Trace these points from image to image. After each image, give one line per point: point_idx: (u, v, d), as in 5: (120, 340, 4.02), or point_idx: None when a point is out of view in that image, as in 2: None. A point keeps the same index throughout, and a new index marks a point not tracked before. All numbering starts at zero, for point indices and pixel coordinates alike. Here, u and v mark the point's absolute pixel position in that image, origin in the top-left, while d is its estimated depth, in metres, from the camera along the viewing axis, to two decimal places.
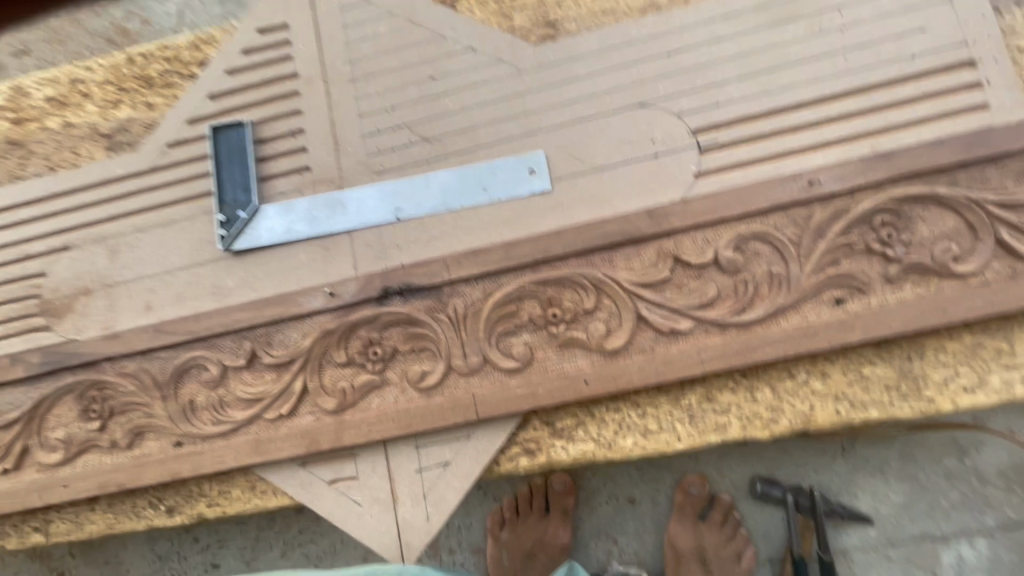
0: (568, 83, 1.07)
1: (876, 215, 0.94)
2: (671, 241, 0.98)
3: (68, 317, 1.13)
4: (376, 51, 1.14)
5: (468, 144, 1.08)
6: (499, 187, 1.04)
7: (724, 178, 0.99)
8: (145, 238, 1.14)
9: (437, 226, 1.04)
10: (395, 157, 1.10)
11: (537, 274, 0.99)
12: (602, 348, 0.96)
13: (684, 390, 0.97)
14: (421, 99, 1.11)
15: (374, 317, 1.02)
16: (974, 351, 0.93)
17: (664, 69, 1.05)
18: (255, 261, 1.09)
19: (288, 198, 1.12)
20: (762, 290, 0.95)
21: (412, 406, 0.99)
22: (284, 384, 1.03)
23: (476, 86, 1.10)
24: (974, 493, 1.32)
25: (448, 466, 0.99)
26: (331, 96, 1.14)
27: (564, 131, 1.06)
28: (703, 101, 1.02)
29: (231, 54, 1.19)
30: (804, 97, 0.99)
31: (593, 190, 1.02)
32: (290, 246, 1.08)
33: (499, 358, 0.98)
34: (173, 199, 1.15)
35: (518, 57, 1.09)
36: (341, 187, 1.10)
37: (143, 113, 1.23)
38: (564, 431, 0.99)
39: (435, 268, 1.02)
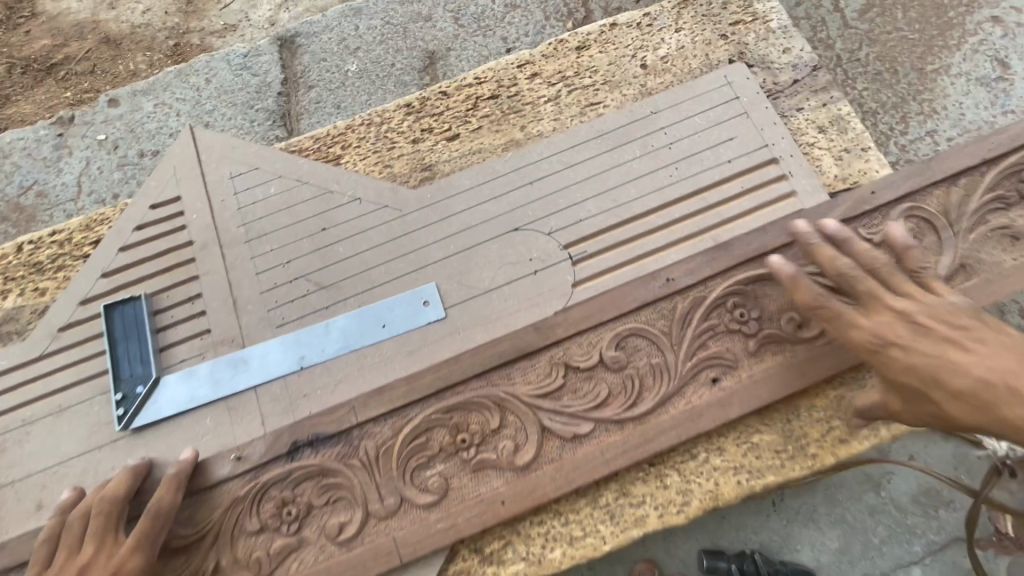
0: (447, 218, 1.19)
1: (728, 298, 1.07)
2: (560, 350, 1.05)
3: None
4: (268, 212, 1.24)
5: (363, 286, 1.15)
6: (397, 322, 1.11)
7: (596, 284, 1.10)
8: (33, 432, 1.10)
9: (343, 370, 1.08)
10: (294, 308, 1.15)
11: (442, 402, 1.04)
12: (513, 464, 0.99)
13: (600, 489, 1.01)
14: (314, 251, 1.19)
15: (285, 474, 1.01)
16: (839, 404, 1.04)
17: (529, 197, 1.19)
18: (156, 437, 1.07)
19: (191, 363, 1.13)
20: (648, 382, 1.03)
21: (334, 563, 0.96)
22: (194, 567, 0.97)
23: (364, 232, 1.20)
24: (900, 525, 1.39)
25: None
26: (228, 259, 1.20)
27: (451, 261, 1.15)
28: (567, 220, 1.16)
29: (124, 231, 1.25)
30: (650, 205, 1.15)
31: (483, 312, 1.10)
32: (194, 413, 1.08)
33: (415, 494, 0.99)
34: (65, 385, 1.13)
35: (400, 201, 1.21)
36: (243, 345, 1.12)
37: (33, 299, 1.33)
38: (494, 556, 0.99)
39: (341, 413, 1.04)
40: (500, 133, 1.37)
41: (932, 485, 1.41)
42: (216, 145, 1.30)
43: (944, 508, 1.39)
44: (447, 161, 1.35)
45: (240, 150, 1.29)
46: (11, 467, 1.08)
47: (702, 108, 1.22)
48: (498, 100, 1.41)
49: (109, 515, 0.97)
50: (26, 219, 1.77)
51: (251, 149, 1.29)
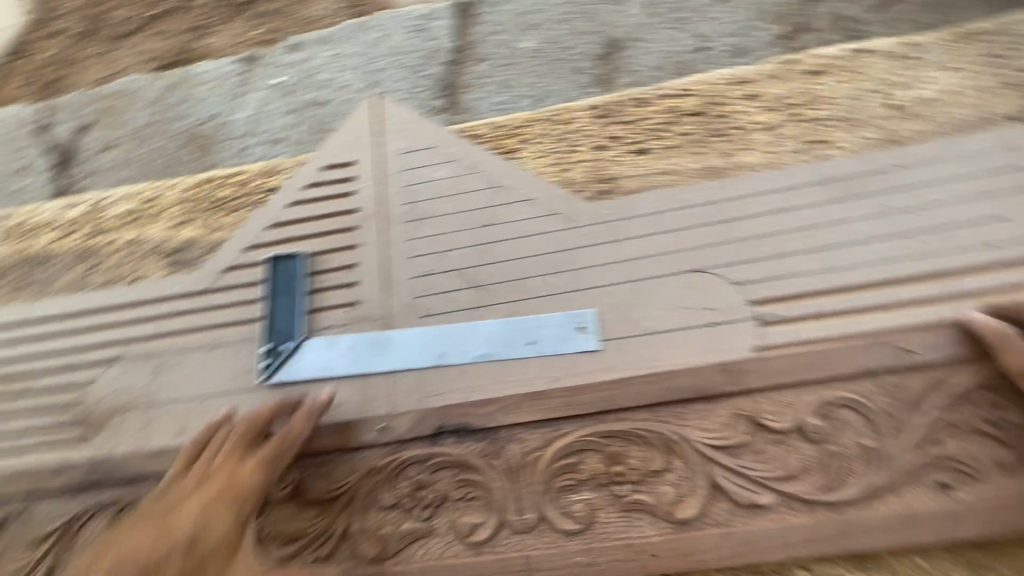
0: (619, 242, 1.05)
1: (976, 391, 0.86)
2: (749, 401, 0.91)
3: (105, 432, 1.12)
4: (435, 195, 1.17)
5: (517, 294, 1.05)
6: (546, 342, 1.00)
7: (794, 333, 0.93)
8: (190, 359, 1.15)
9: (480, 379, 1.00)
10: (441, 301, 1.08)
11: (602, 425, 0.94)
12: (672, 517, 0.87)
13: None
14: (473, 245, 1.11)
15: (425, 457, 0.97)
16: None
17: (728, 234, 1.02)
18: (289, 396, 1.08)
19: (332, 333, 1.11)
20: (855, 466, 0.85)
21: (459, 564, 0.91)
22: (326, 524, 0.97)
23: (529, 237, 1.09)
24: None
25: None
26: (386, 235, 1.16)
27: (616, 290, 1.02)
28: (767, 271, 0.98)
29: (296, 185, 1.25)
30: (876, 278, 0.94)
31: (642, 356, 0.96)
32: (330, 383, 1.06)
33: (556, 516, 0.91)
34: (230, 323, 1.17)
35: (574, 212, 1.09)
36: (386, 328, 1.08)
37: (207, 235, 1.27)
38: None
39: (492, 409, 0.97)
40: (699, 156, 1.11)
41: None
42: (398, 117, 1.27)
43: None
44: (633, 178, 1.11)
45: (420, 127, 1.25)
46: (169, 386, 1.14)
47: (959, 172, 0.99)
48: (706, 119, 1.15)
49: (280, 453, 0.98)
50: None
51: (429, 127, 1.24)
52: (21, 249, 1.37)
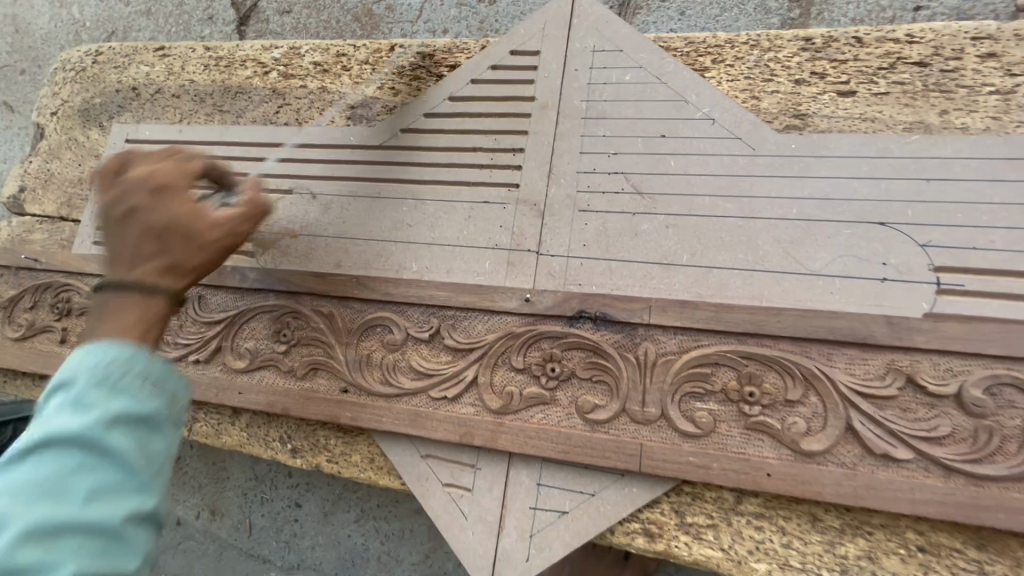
0: (804, 179, 0.99)
1: None
2: (908, 359, 0.88)
3: (272, 252, 1.24)
4: (615, 97, 1.11)
5: (681, 209, 1.03)
6: (704, 256, 1.00)
7: (984, 305, 0.88)
8: (354, 204, 1.21)
9: (625, 279, 1.03)
10: (604, 201, 1.07)
11: (743, 346, 0.95)
12: (796, 446, 0.88)
13: (842, 537, 0.87)
14: (644, 153, 1.07)
15: (560, 334, 1.03)
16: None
17: (922, 194, 0.94)
18: (440, 256, 1.13)
19: (490, 209, 1.12)
20: (1008, 446, 0.82)
21: (575, 434, 0.97)
22: (457, 370, 1.06)
23: (707, 157, 1.04)
24: None
25: (564, 516, 0.97)
26: (560, 129, 1.13)
27: (788, 226, 0.98)
28: (960, 240, 0.91)
29: (481, 64, 1.20)
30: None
31: (797, 294, 0.95)
32: (479, 250, 1.11)
33: (678, 417, 0.94)
34: (391, 178, 1.20)
35: (759, 139, 1.02)
36: (542, 216, 1.09)
37: (387, 97, 1.36)
38: (692, 527, 0.93)
39: (637, 307, 1.00)
40: (910, 109, 1.04)
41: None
42: (593, 11, 1.17)
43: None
44: (827, 117, 1.06)
45: (613, 25, 1.15)
46: (330, 224, 1.21)
47: None
48: (927, 69, 1.06)
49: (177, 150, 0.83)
50: (372, 26, 1.94)
51: (622, 28, 1.14)
52: (222, 79, 1.52)
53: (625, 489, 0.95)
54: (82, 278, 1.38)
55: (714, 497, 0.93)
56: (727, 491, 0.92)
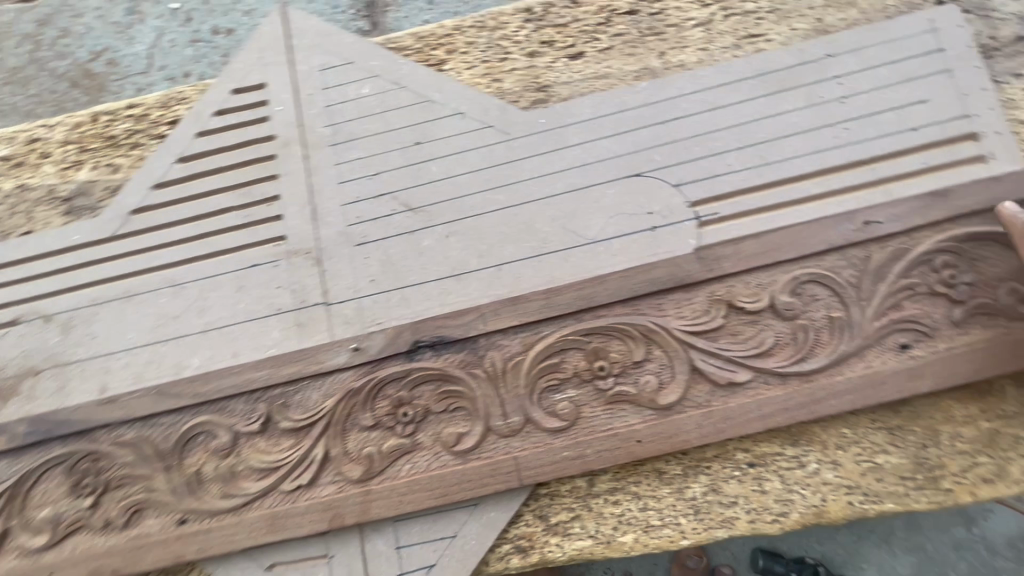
0: (559, 150, 1.02)
1: (937, 256, 0.90)
2: (723, 286, 0.91)
3: (13, 401, 1.01)
4: (359, 114, 1.07)
5: (454, 214, 1.02)
6: (492, 255, 0.99)
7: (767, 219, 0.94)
8: (102, 311, 1.05)
9: (424, 304, 0.98)
10: (378, 228, 1.03)
11: (581, 323, 0.92)
12: (654, 403, 0.89)
13: (688, 480, 0.93)
14: (404, 166, 1.04)
15: (402, 374, 0.94)
16: (991, 438, 0.89)
17: (662, 137, 1.00)
18: (220, 341, 1.01)
19: (259, 271, 1.04)
20: (822, 337, 0.89)
21: (447, 473, 0.90)
22: (304, 451, 0.93)
23: (463, 153, 1.04)
24: (985, 565, 1.30)
25: (432, 569, 0.92)
26: (311, 162, 1.07)
27: (557, 202, 1.00)
28: (702, 172, 0.98)
29: (202, 113, 1.10)
30: (807, 168, 0.95)
31: (581, 265, 0.96)
32: (261, 321, 1.02)
33: (542, 417, 0.90)
34: (134, 271, 1.06)
35: (508, 122, 1.04)
36: (319, 262, 1.03)
37: (105, 176, 1.14)
38: (559, 527, 0.94)
39: (469, 319, 0.94)
40: (633, 58, 1.07)
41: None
42: (309, 27, 1.12)
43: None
44: (567, 85, 1.06)
45: (335, 38, 1.11)
46: (79, 344, 1.03)
47: (891, 57, 0.99)
48: (638, 16, 1.10)
49: None
50: (96, 88, 1.63)
51: (345, 39, 1.11)
52: None
53: (483, 518, 0.93)
54: None
55: (570, 489, 0.95)
56: (579, 479, 0.95)
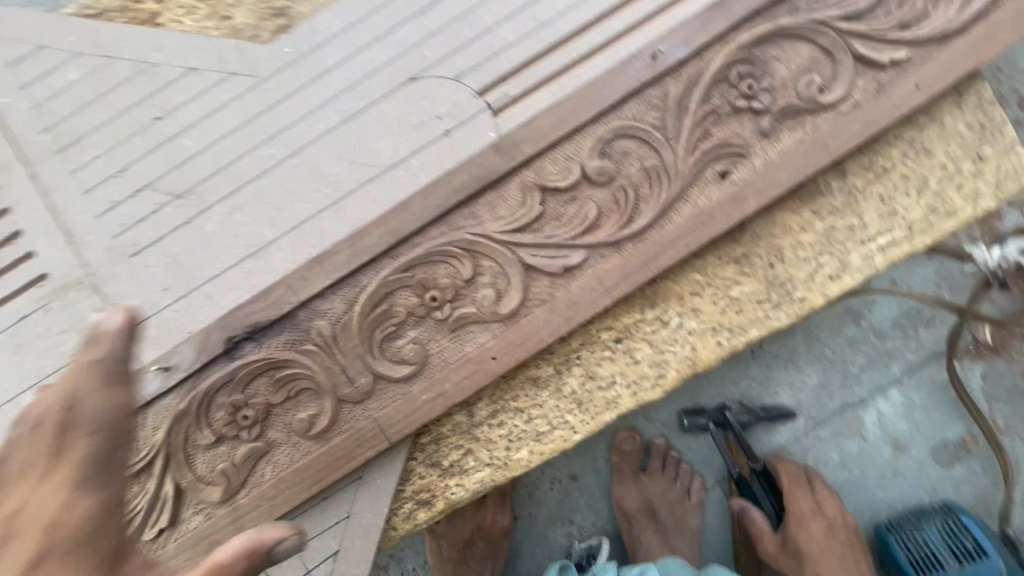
0: (320, 78, 0.89)
1: (732, 69, 0.84)
2: (532, 171, 0.84)
3: None
4: (78, 106, 0.90)
5: (229, 187, 0.88)
6: (285, 217, 0.87)
7: (548, 92, 0.86)
8: None
9: (229, 296, 0.87)
10: (150, 229, 0.89)
11: (399, 259, 0.84)
12: (498, 314, 0.83)
13: (563, 377, 0.89)
14: (152, 150, 0.89)
15: (228, 377, 0.83)
16: (829, 236, 0.88)
17: (425, 29, 0.89)
18: (20, 413, 0.88)
19: (30, 322, 0.89)
20: (643, 191, 0.84)
21: (312, 460, 0.84)
22: (153, 493, 0.84)
23: (214, 114, 0.89)
24: (879, 351, 1.35)
25: (338, 557, 0.86)
26: (42, 178, 0.90)
27: (337, 137, 0.88)
28: (479, 55, 0.88)
29: None
30: (583, 18, 0.87)
31: (385, 196, 0.86)
32: (58, 377, 0.88)
33: (389, 368, 0.84)
34: None
35: (252, 64, 0.89)
36: (97, 288, 0.88)
37: None
38: (454, 467, 0.90)
39: (277, 294, 0.84)
40: None
41: (911, 306, 1.35)
42: None
43: (925, 327, 1.35)
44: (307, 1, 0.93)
45: (13, 24, 0.91)
46: None
47: None
48: None
49: None
50: None
51: (28, 21, 0.91)
52: None
53: (370, 490, 0.86)
54: None
55: (452, 428, 0.89)
56: (459, 414, 0.89)
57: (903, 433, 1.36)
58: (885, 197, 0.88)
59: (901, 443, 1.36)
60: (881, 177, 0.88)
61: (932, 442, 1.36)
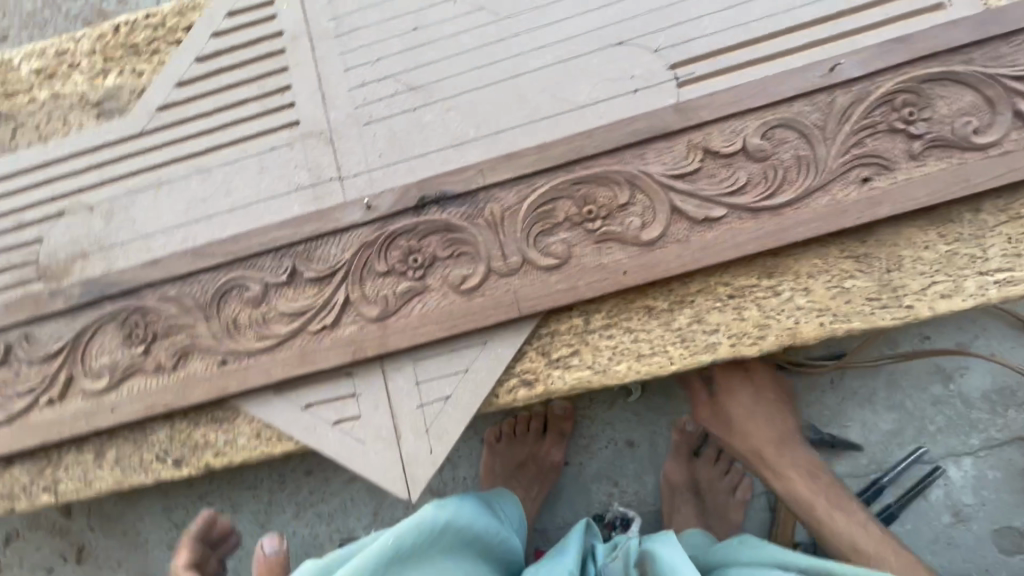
0: (546, 27, 1.10)
1: (898, 95, 0.97)
2: (700, 134, 1.01)
3: (69, 275, 1.14)
4: (359, 7, 1.16)
5: (452, 91, 1.10)
6: (489, 121, 1.08)
7: (729, 79, 1.02)
8: (138, 200, 1.16)
9: (426, 169, 1.07)
10: (384, 108, 1.12)
11: (572, 173, 1.02)
12: (638, 239, 0.99)
13: (674, 314, 1.03)
14: (404, 51, 1.13)
15: (411, 227, 1.04)
16: (950, 259, 0.97)
17: (641, 8, 1.07)
18: (248, 217, 1.11)
19: (276, 153, 1.14)
20: (790, 174, 0.98)
21: (455, 309, 1.02)
22: (326, 297, 1.05)
23: (456, 36, 1.12)
24: (960, 417, 1.37)
25: (448, 400, 1.04)
26: (318, 53, 1.16)
27: (546, 74, 1.08)
28: (679, 37, 1.05)
29: (215, 17, 1.20)
30: (778, 26, 1.02)
31: (571, 126, 1.05)
32: (284, 199, 1.11)
33: (538, 256, 1.01)
34: (168, 161, 1.17)
35: (497, 4, 1.11)
36: (332, 141, 1.12)
37: (131, 80, 1.24)
38: (560, 361, 1.05)
39: (470, 174, 1.04)
40: None
41: (1007, 384, 1.36)
42: None
43: (1014, 408, 1.35)
44: None
45: None
46: (121, 228, 1.15)
47: None
48: None
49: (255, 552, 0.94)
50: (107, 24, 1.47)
51: None
52: None
53: (490, 354, 1.03)
54: None
55: (569, 327, 1.05)
56: (577, 316, 1.05)
57: (968, 505, 1.36)
58: (1013, 239, 0.96)
59: (964, 515, 1.36)
60: (1014, 221, 0.96)
61: (996, 523, 1.35)
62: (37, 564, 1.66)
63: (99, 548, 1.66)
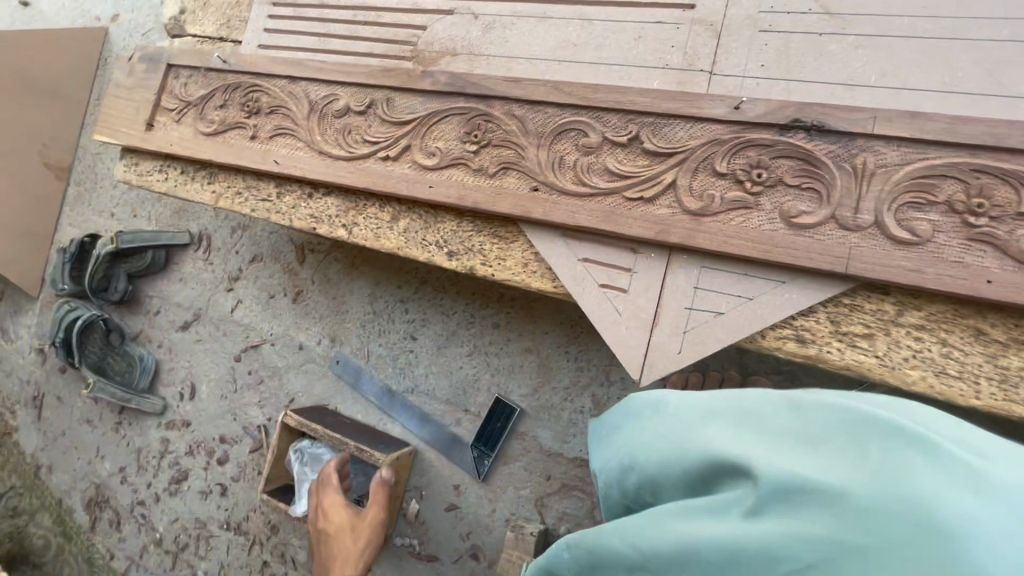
0: None
1: None
2: None
3: (440, 64, 1.30)
4: None
5: (874, 30, 1.02)
6: (900, 74, 1.00)
7: None
8: (518, 24, 1.26)
9: (807, 96, 1.05)
10: (789, 22, 1.08)
11: (978, 159, 0.92)
12: (1021, 256, 0.89)
13: (1007, 352, 0.92)
14: None
15: (770, 143, 1.03)
16: None
17: None
18: (611, 75, 1.18)
19: (659, 28, 1.16)
20: None
21: (777, 236, 1.00)
22: (655, 173, 1.09)
23: None
24: None
25: (719, 315, 1.03)
26: None
27: (996, 49, 0.96)
28: None
29: None
30: None
31: (995, 113, 0.95)
32: (651, 71, 1.15)
33: (892, 224, 0.95)
34: (557, 0, 1.24)
35: None
36: (719, 36, 1.12)
37: None
38: (848, 336, 0.98)
39: (861, 117, 0.98)
40: None
41: None
42: None
43: None
44: None
45: None
46: (495, 43, 1.27)
47: None
48: None
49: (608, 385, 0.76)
50: None
51: None
52: None
53: (784, 294, 1.00)
54: (267, 79, 1.45)
55: (874, 309, 0.98)
56: (890, 304, 0.97)
57: None
58: None
59: None
60: None
61: None
62: (260, 291, 1.94)
63: (311, 299, 1.88)
